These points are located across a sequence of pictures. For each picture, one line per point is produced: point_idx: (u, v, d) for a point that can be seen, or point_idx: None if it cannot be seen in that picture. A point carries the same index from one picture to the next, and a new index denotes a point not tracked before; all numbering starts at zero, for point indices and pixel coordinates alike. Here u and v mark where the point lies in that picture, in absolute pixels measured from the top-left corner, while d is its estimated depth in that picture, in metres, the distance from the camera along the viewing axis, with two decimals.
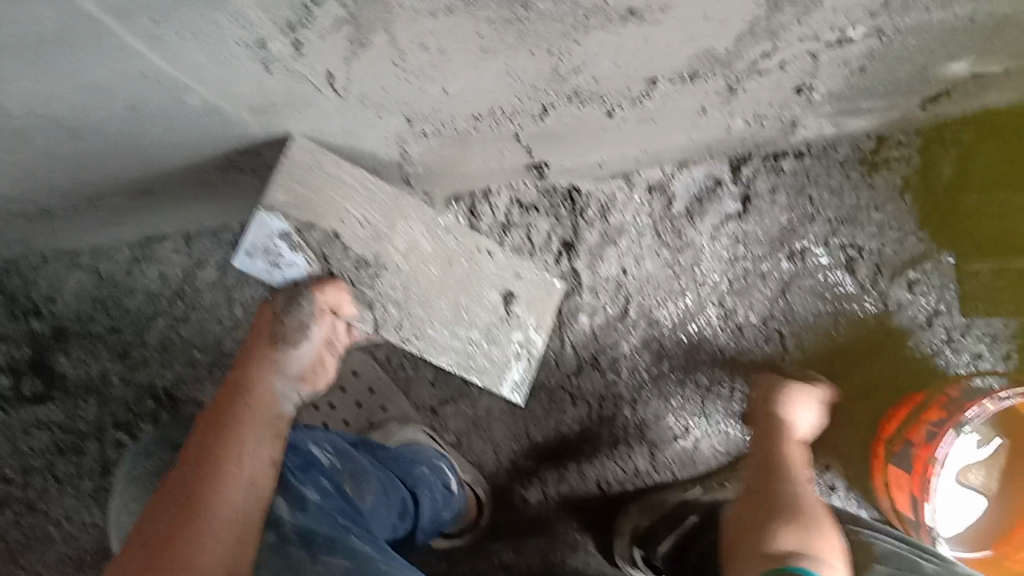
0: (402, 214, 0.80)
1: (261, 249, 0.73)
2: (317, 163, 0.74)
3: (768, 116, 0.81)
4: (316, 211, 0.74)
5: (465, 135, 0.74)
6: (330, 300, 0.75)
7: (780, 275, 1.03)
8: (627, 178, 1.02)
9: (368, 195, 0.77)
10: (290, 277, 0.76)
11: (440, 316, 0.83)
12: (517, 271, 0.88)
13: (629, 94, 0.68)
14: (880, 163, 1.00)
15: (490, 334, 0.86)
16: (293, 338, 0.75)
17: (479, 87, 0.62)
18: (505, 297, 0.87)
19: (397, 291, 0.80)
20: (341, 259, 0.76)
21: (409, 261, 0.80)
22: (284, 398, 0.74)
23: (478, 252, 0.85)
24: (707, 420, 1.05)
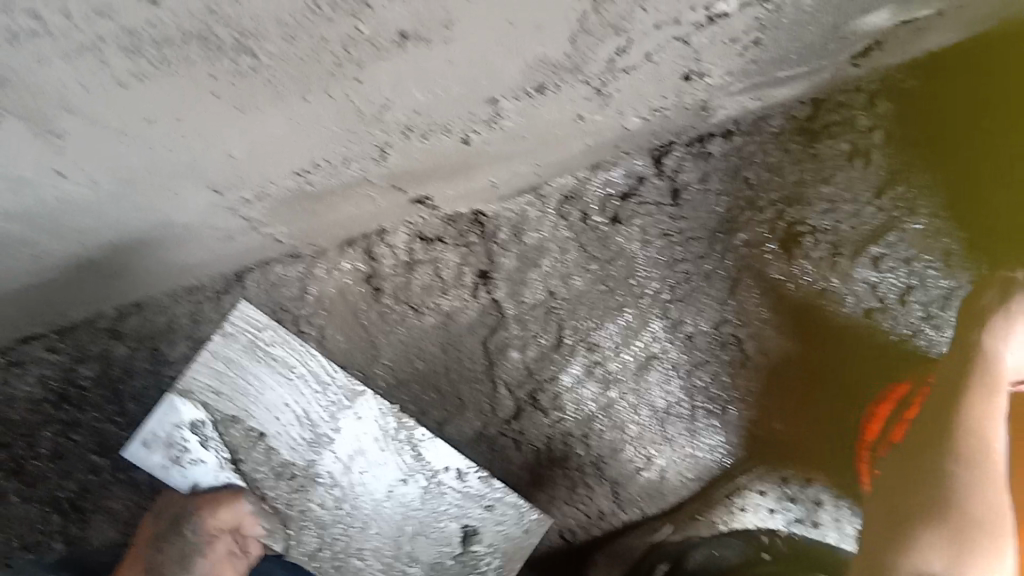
0: (355, 413, 0.74)
1: (161, 441, 0.70)
2: (256, 346, 0.72)
3: (670, 107, 0.69)
4: (245, 406, 0.71)
5: (302, 191, 0.62)
6: (221, 521, 0.71)
7: (727, 272, 0.90)
8: (535, 191, 0.89)
9: (314, 389, 0.73)
10: (193, 477, 0.71)
11: (375, 546, 0.74)
12: (489, 501, 0.77)
13: (478, 119, 0.55)
14: (823, 128, 0.89)
15: (434, 571, 0.75)
16: (174, 563, 0.72)
17: (274, 145, 0.50)
18: (464, 532, 0.75)
19: (327, 511, 0.73)
20: (259, 464, 0.71)
21: (348, 475, 0.73)
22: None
23: (439, 472, 0.75)
24: (670, 445, 0.90)
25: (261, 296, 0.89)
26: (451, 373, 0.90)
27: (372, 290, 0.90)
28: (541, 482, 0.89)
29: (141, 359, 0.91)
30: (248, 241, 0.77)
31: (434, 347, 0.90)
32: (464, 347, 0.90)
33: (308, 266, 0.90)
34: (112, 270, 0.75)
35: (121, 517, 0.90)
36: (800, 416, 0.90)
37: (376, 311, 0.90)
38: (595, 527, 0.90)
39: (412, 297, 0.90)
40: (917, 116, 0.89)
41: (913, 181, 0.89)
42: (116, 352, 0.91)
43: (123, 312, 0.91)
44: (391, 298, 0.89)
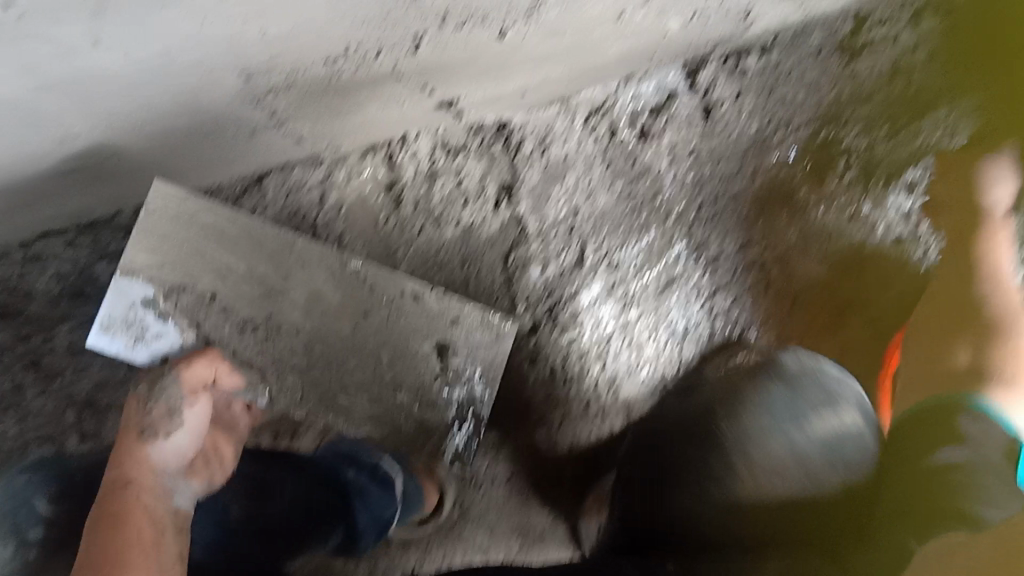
0: (300, 262, 0.75)
1: (119, 320, 0.69)
2: (181, 217, 0.70)
3: (712, 12, 0.66)
4: (190, 272, 0.71)
5: (331, 83, 0.60)
6: (200, 376, 0.68)
7: (754, 195, 0.88)
8: (562, 102, 0.86)
9: (253, 244, 0.73)
10: (156, 351, 0.70)
11: (357, 380, 0.77)
12: (455, 316, 0.78)
13: (517, 8, 0.53)
14: (863, 47, 0.86)
15: (422, 393, 0.79)
16: (165, 425, 0.65)
17: (310, 27, 0.48)
18: (438, 347, 0.78)
19: (300, 356, 0.75)
20: (220, 323, 0.72)
21: (311, 317, 0.75)
22: (177, 490, 0.65)
23: (395, 296, 0.77)
24: (686, 367, 0.89)
25: (280, 197, 0.88)
26: (470, 287, 0.89)
27: (392, 200, 0.88)
28: (554, 400, 0.89)
29: None
30: (270, 140, 0.75)
31: (455, 258, 0.89)
32: (483, 260, 0.89)
33: (329, 171, 0.88)
34: (134, 163, 0.73)
35: None
36: (811, 332, 0.89)
37: (394, 221, 0.88)
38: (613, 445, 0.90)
39: (433, 207, 0.88)
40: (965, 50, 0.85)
41: (956, 105, 0.86)
42: None
43: (141, 212, 0.90)
44: (412, 208, 0.88)
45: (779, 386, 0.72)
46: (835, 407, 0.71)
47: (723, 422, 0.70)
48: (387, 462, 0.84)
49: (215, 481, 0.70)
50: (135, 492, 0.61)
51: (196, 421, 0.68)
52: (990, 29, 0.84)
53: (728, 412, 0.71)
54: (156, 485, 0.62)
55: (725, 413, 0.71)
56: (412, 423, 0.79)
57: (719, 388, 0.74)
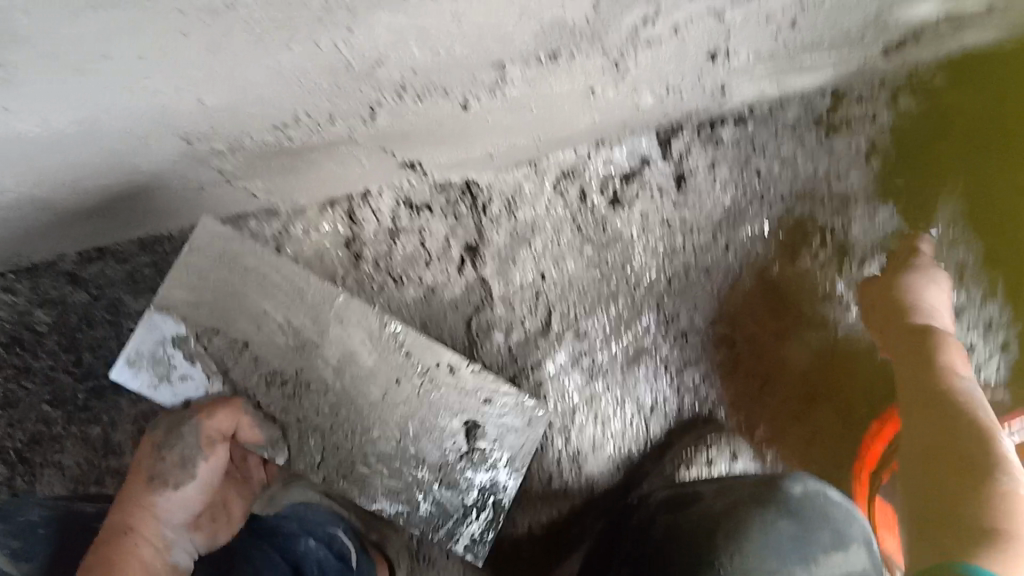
0: (335, 318, 0.71)
1: (148, 357, 0.67)
2: (225, 256, 0.68)
3: (686, 88, 0.64)
4: (224, 316, 0.68)
5: (282, 147, 0.56)
6: (222, 425, 0.66)
7: (726, 268, 0.86)
8: (533, 164, 0.84)
9: (292, 295, 0.70)
10: (181, 393, 0.68)
11: (381, 451, 0.72)
12: (489, 395, 0.75)
13: (481, 84, 0.50)
14: (842, 122, 0.84)
15: (445, 469, 0.74)
16: (176, 476, 0.66)
17: (252, 97, 0.45)
18: (467, 425, 0.74)
19: (325, 419, 0.70)
20: (248, 372, 0.69)
21: (341, 379, 0.71)
22: (176, 545, 0.67)
23: (433, 367, 0.73)
24: (651, 444, 0.86)
25: None
26: None
27: (352, 256, 0.84)
28: None
29: (101, 309, 0.86)
30: (222, 194, 0.72)
31: (414, 320, 0.85)
32: (445, 323, 0.85)
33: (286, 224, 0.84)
34: (75, 213, 0.69)
35: (70, 474, 0.85)
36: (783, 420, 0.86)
37: (354, 278, 0.84)
38: (573, 525, 0.86)
39: (394, 266, 0.85)
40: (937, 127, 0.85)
41: (931, 188, 0.85)
42: (77, 299, 0.85)
43: (86, 257, 0.85)
44: (372, 266, 0.84)
45: (784, 519, 0.65)
46: (841, 544, 0.65)
47: (727, 557, 0.63)
48: (343, 535, 0.79)
49: (215, 536, 0.72)
50: (137, 540, 0.64)
51: (207, 472, 0.68)
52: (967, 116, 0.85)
53: (731, 540, 0.64)
54: (156, 538, 0.65)
55: (726, 545, 0.64)
56: (430, 499, 0.74)
57: (722, 512, 0.66)
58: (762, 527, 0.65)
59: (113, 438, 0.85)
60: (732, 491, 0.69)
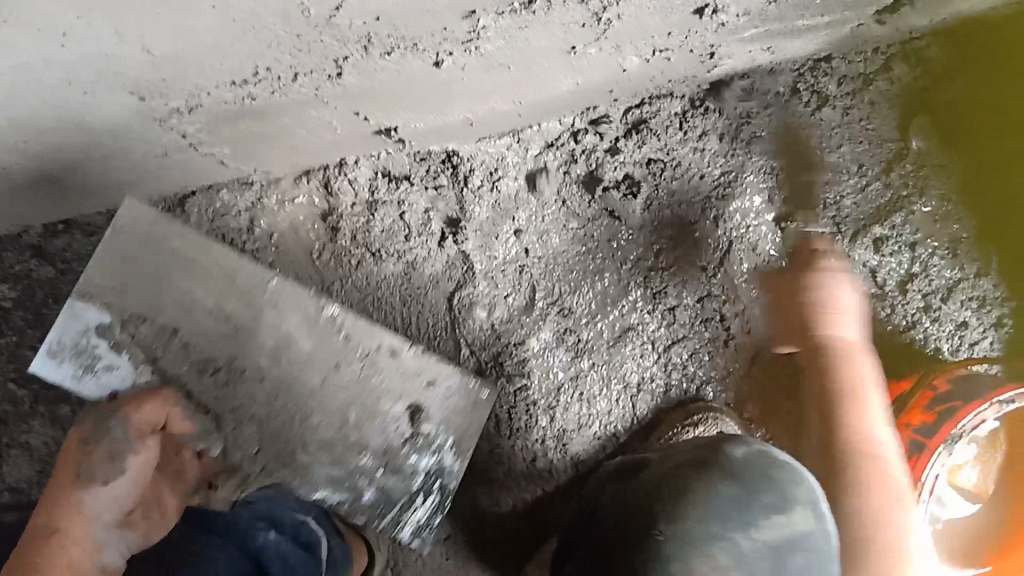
0: (272, 304, 0.72)
1: (70, 347, 0.68)
2: (152, 239, 0.70)
3: (673, 49, 0.61)
4: (147, 301, 0.69)
5: (244, 107, 0.53)
6: (149, 418, 0.61)
7: (717, 243, 0.82)
8: (516, 135, 0.81)
9: (222, 281, 0.71)
10: (106, 384, 0.69)
11: (321, 438, 0.74)
12: (430, 378, 0.75)
13: (452, 36, 0.47)
14: (836, 93, 0.81)
15: (388, 458, 0.75)
16: (103, 470, 0.56)
17: (200, 44, 0.41)
18: (411, 410, 0.74)
19: (263, 406, 0.72)
20: (179, 360, 0.70)
21: (278, 363, 0.72)
22: (109, 545, 0.55)
23: (371, 351, 0.74)
24: (638, 424, 0.83)
25: (205, 224, 0.81)
26: (410, 329, 0.82)
27: (328, 229, 0.82)
28: (497, 455, 0.82)
29: (68, 284, 0.83)
30: (188, 161, 0.68)
31: (393, 295, 0.82)
32: (425, 299, 0.82)
33: (259, 196, 0.82)
34: (32, 181, 0.66)
35: (38, 454, 0.82)
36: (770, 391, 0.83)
37: (330, 252, 0.82)
38: (557, 507, 0.83)
39: (372, 240, 0.82)
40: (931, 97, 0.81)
41: (927, 161, 0.82)
42: (42, 273, 0.83)
43: (52, 230, 0.82)
44: (349, 239, 0.81)
45: (726, 482, 0.63)
46: (783, 506, 0.62)
47: (664, 525, 0.62)
48: (313, 522, 0.73)
49: (148, 533, 0.60)
50: (63, 543, 0.53)
51: (139, 465, 0.58)
52: (961, 85, 0.81)
53: (670, 508, 0.63)
54: (83, 538, 0.54)
55: (666, 514, 0.63)
56: (374, 485, 0.75)
57: (666, 476, 0.65)
58: (703, 491, 0.63)
59: (81, 417, 0.82)
60: (672, 455, 0.67)
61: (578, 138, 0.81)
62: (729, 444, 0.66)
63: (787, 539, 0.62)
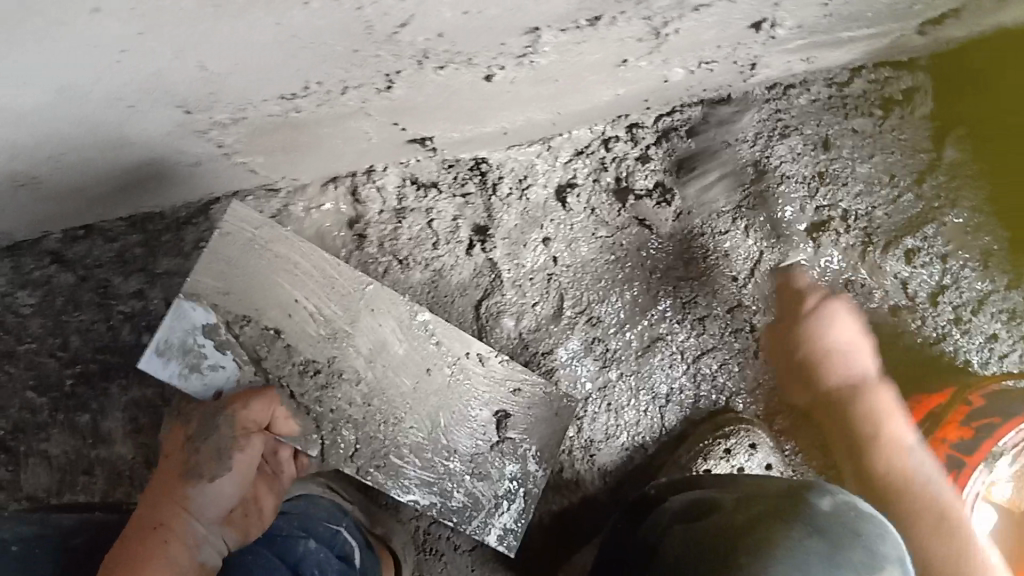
0: (368, 308, 0.71)
1: (177, 347, 0.65)
2: (254, 241, 0.69)
3: (718, 61, 0.60)
4: (251, 300, 0.68)
5: (287, 119, 0.52)
6: (257, 415, 0.65)
7: (748, 252, 0.81)
8: (546, 143, 0.80)
9: (324, 282, 0.70)
10: (211, 384, 0.65)
11: (413, 441, 0.71)
12: (517, 384, 0.75)
13: (508, 51, 0.46)
14: (867, 102, 0.80)
15: (476, 464, 0.73)
16: (212, 468, 0.62)
17: (255, 63, 0.40)
18: (499, 416, 0.74)
19: (357, 409, 0.70)
20: (282, 362, 0.68)
21: (372, 368, 0.71)
22: (205, 543, 0.60)
23: (461, 356, 0.73)
24: (667, 434, 0.82)
25: None
26: None
27: (355, 236, 0.81)
28: None
29: (89, 291, 0.81)
30: (218, 170, 0.67)
31: (420, 303, 0.81)
32: (452, 308, 0.80)
33: (285, 202, 0.80)
34: (59, 190, 0.64)
35: (57, 463, 0.80)
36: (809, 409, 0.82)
37: (357, 259, 0.80)
38: (585, 516, 0.83)
39: (400, 247, 0.80)
40: (967, 100, 0.80)
41: (959, 170, 0.81)
42: (61, 280, 0.81)
43: (72, 235, 0.81)
44: (376, 246, 0.80)
45: (813, 537, 0.56)
46: (872, 565, 0.55)
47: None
48: (347, 532, 0.75)
49: (246, 534, 0.65)
50: (166, 536, 0.58)
51: (242, 464, 0.64)
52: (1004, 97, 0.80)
53: (756, 561, 0.55)
54: (189, 531, 0.59)
55: (755, 565, 0.55)
56: (463, 490, 0.73)
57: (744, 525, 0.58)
58: (789, 546, 0.56)
59: (102, 426, 0.81)
60: (756, 502, 0.60)
61: (613, 147, 0.80)
62: (812, 492, 0.60)
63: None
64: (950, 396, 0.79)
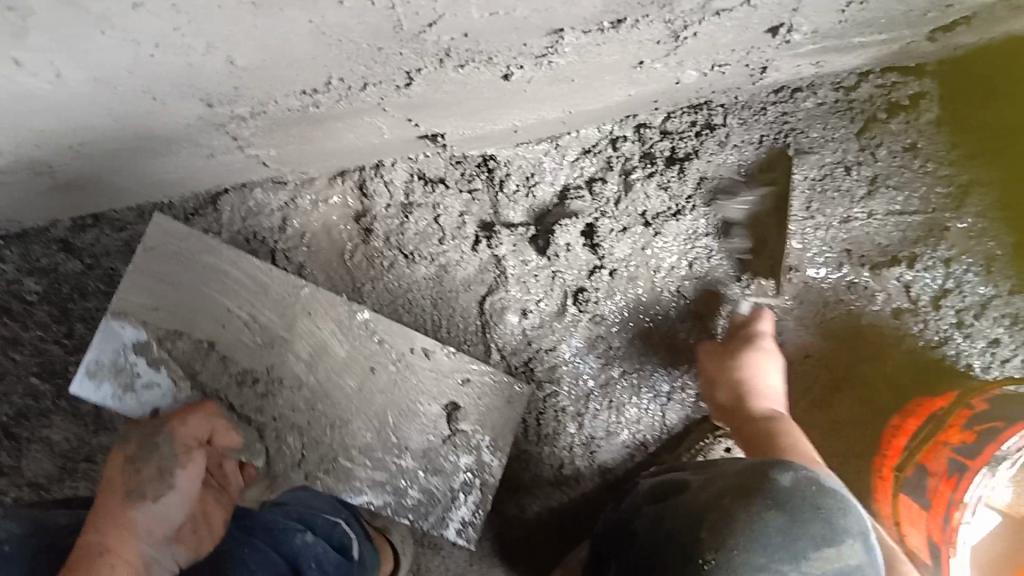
0: (306, 311, 0.73)
1: (109, 367, 0.67)
2: (184, 253, 0.70)
3: (731, 64, 0.61)
4: (180, 316, 0.69)
5: (305, 114, 0.52)
6: (195, 430, 0.65)
7: (751, 254, 0.82)
8: (554, 141, 0.80)
9: (258, 291, 0.71)
10: (147, 402, 0.67)
11: (361, 441, 0.73)
12: (465, 375, 0.75)
13: (529, 51, 0.46)
14: (873, 108, 0.80)
15: (430, 459, 0.75)
16: (154, 488, 0.60)
17: (283, 57, 0.41)
18: (449, 409, 0.75)
19: (301, 413, 0.72)
20: (219, 373, 0.70)
21: (314, 371, 0.72)
22: (155, 565, 0.58)
23: (409, 354, 0.74)
24: (666, 432, 0.83)
25: (237, 222, 0.80)
26: (442, 332, 0.82)
27: (361, 230, 0.81)
28: (525, 460, 0.82)
29: (95, 279, 0.81)
30: (230, 162, 0.67)
31: (424, 298, 0.81)
32: (456, 302, 0.81)
33: (293, 195, 0.81)
34: (70, 179, 0.65)
35: (59, 450, 0.81)
36: (806, 409, 0.83)
37: (362, 253, 0.81)
38: (583, 511, 0.84)
39: (406, 242, 0.81)
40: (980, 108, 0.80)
41: (966, 176, 0.81)
42: (67, 267, 0.81)
43: (80, 224, 0.81)
44: (383, 241, 0.81)
45: (772, 510, 0.55)
46: (835, 538, 0.55)
47: (712, 551, 0.54)
48: (344, 525, 0.74)
49: (195, 549, 0.64)
50: (114, 562, 0.55)
51: (185, 483, 0.62)
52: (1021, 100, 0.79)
53: (715, 534, 0.55)
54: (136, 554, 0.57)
55: (712, 539, 0.55)
56: (418, 487, 0.75)
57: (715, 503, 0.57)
58: (747, 520, 0.55)
59: (105, 414, 0.81)
60: (719, 479, 0.59)
61: (619, 147, 0.80)
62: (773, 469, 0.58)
63: (840, 571, 0.54)
64: (953, 399, 0.74)
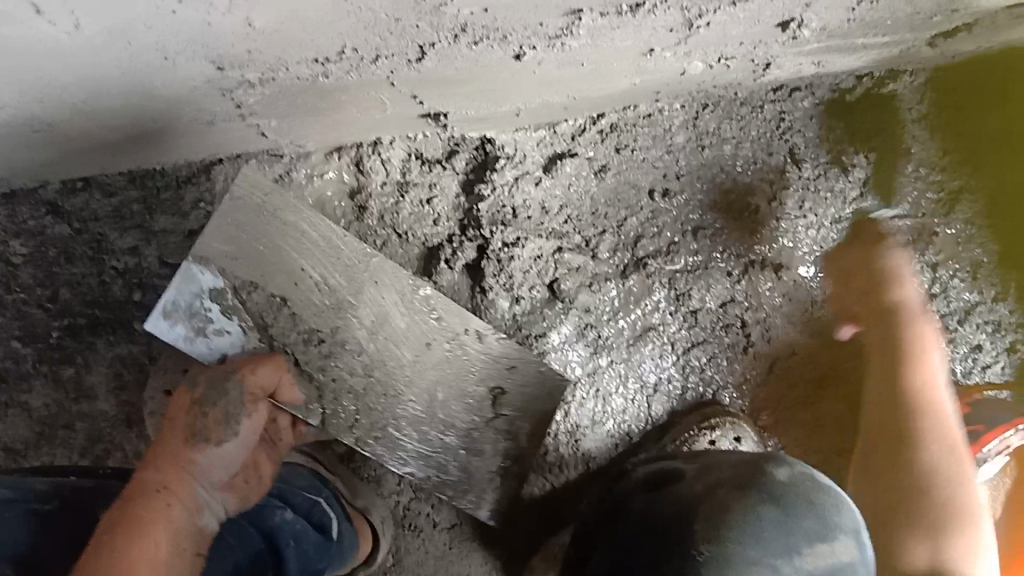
0: (373, 279, 0.71)
1: (186, 309, 0.65)
2: (265, 208, 0.68)
3: (737, 58, 0.61)
4: (259, 267, 0.67)
5: (311, 83, 0.52)
6: (264, 381, 0.64)
7: (745, 251, 0.82)
8: (551, 128, 0.79)
9: (330, 252, 0.69)
10: (215, 348, 0.66)
11: (412, 414, 0.72)
12: (512, 362, 0.74)
13: (543, 31, 0.47)
14: (869, 112, 0.81)
15: (474, 440, 0.74)
16: (218, 432, 0.61)
17: (300, 22, 0.41)
18: (494, 393, 0.74)
19: (358, 379, 0.70)
20: (287, 330, 0.68)
21: (375, 339, 0.70)
22: (208, 507, 0.60)
23: (462, 333, 0.73)
24: (650, 423, 0.84)
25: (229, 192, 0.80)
26: None
27: (356, 207, 0.80)
28: None
29: (82, 244, 0.80)
30: (229, 129, 0.67)
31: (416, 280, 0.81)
32: (446, 284, 0.80)
33: (290, 167, 0.80)
34: (68, 139, 0.64)
35: (36, 416, 0.80)
36: (801, 402, 0.84)
37: (355, 231, 0.80)
38: (567, 499, 0.84)
39: (400, 222, 0.80)
40: (986, 109, 0.82)
41: (959, 181, 0.82)
42: (55, 231, 0.80)
43: (70, 187, 0.79)
44: (376, 219, 0.80)
45: (768, 506, 0.59)
46: (828, 534, 0.59)
47: (707, 543, 0.57)
48: (325, 504, 0.76)
49: (246, 499, 0.65)
50: (169, 499, 0.57)
51: (251, 427, 0.63)
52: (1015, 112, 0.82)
53: (712, 526, 0.58)
54: (190, 496, 0.58)
55: (708, 531, 0.58)
56: (458, 464, 0.74)
57: (707, 496, 0.60)
58: (743, 512, 0.59)
59: (86, 380, 0.80)
60: (712, 472, 0.62)
61: (622, 136, 0.80)
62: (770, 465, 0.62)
63: (831, 567, 0.58)
64: None
